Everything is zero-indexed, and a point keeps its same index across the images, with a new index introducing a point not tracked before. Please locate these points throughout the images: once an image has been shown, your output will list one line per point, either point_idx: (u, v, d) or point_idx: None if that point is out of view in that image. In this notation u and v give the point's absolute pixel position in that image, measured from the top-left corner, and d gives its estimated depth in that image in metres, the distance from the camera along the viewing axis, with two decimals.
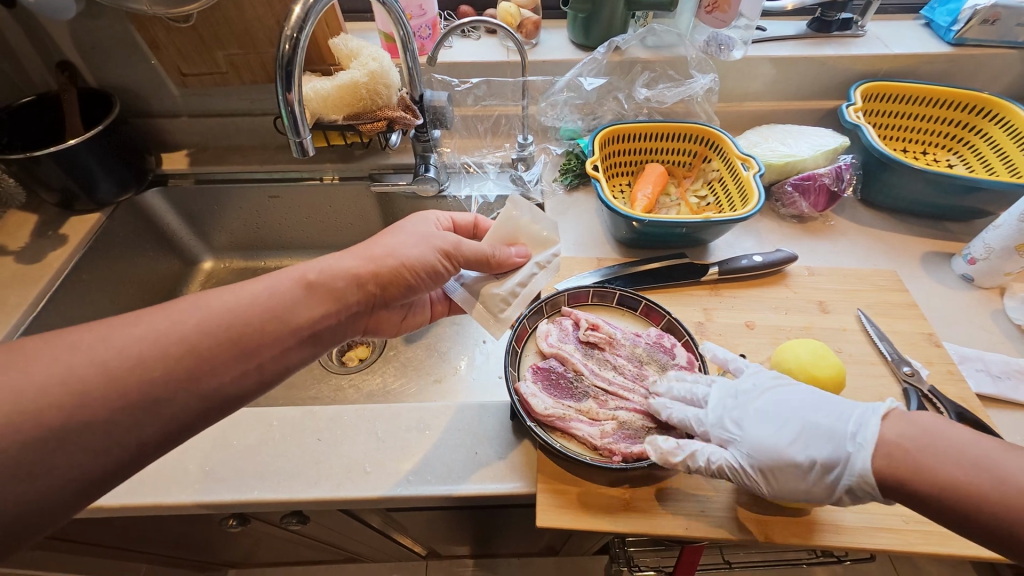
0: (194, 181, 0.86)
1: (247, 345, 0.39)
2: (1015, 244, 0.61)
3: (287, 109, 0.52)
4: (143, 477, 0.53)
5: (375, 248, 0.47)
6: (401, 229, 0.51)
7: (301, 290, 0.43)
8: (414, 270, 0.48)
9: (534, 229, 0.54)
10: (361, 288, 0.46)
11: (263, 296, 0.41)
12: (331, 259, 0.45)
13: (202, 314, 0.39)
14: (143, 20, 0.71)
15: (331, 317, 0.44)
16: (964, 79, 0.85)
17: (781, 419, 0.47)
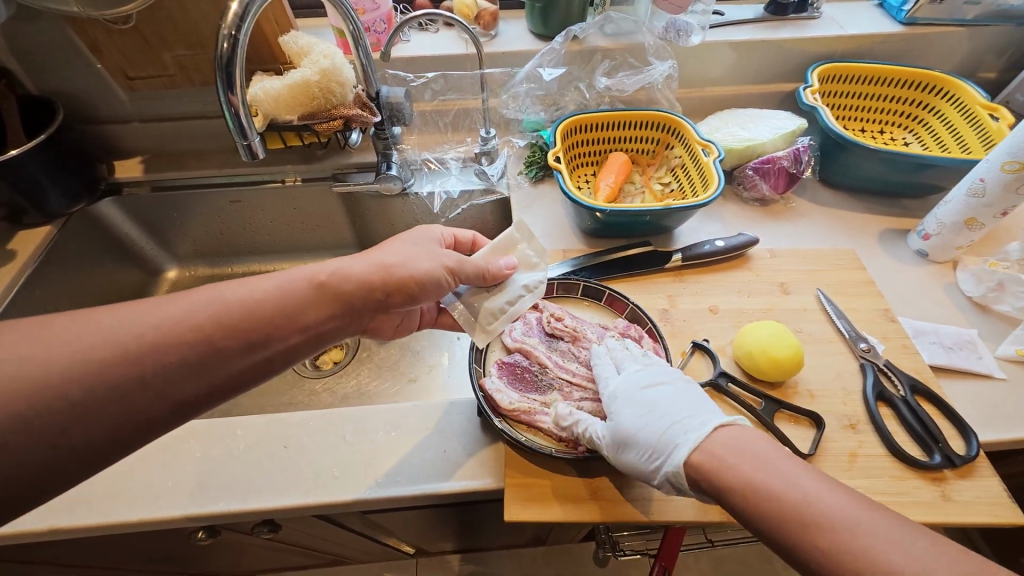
0: (150, 188, 0.84)
1: (248, 341, 0.39)
2: (964, 218, 0.63)
3: (232, 112, 0.51)
4: (104, 494, 0.51)
5: (384, 256, 0.46)
6: (410, 242, 0.50)
7: (312, 291, 0.42)
8: (422, 283, 0.47)
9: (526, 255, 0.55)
10: (370, 297, 0.44)
11: (276, 293, 0.41)
12: (343, 264, 0.44)
13: (204, 309, 0.38)
14: (82, 24, 0.69)
15: (335, 319, 0.43)
16: (917, 58, 0.87)
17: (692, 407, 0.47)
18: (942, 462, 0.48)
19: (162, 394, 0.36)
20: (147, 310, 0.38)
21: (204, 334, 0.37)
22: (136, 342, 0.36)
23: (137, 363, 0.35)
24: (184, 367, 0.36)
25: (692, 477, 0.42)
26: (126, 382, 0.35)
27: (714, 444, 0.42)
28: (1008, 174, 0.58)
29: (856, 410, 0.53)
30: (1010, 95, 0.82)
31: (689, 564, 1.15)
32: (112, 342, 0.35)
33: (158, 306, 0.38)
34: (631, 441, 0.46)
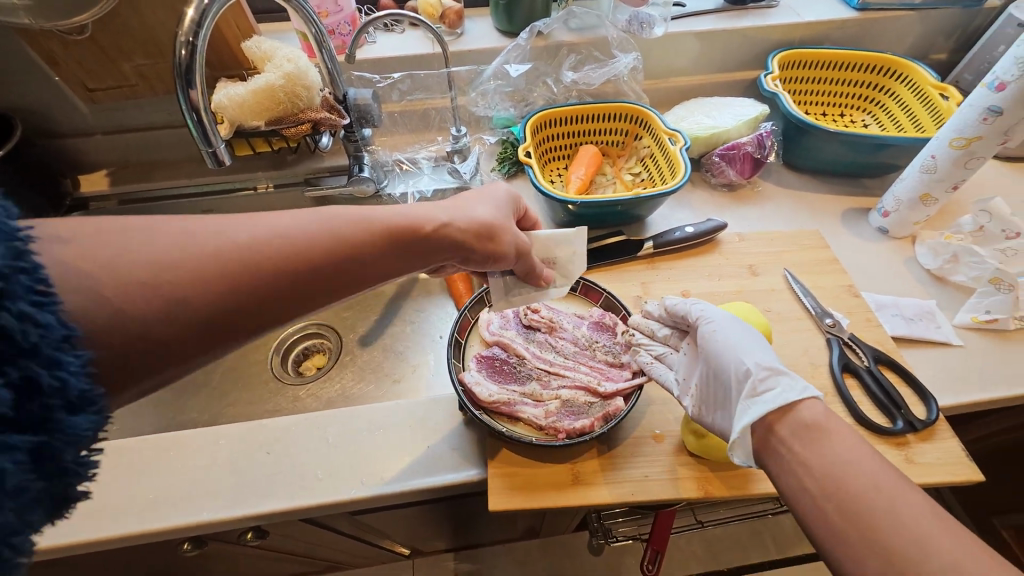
0: (117, 202, 0.82)
1: (322, 280, 0.38)
2: (919, 194, 0.66)
3: (195, 118, 0.50)
4: (87, 511, 0.51)
5: (482, 217, 0.49)
6: (501, 205, 0.52)
7: (414, 237, 0.44)
8: (501, 249, 0.50)
9: (567, 262, 0.56)
10: (453, 253, 0.48)
11: (382, 233, 0.42)
12: (446, 218, 0.47)
13: (289, 238, 0.37)
14: (35, 36, 0.67)
15: (408, 263, 0.44)
16: (871, 42, 0.90)
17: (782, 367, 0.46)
18: (904, 427, 0.50)
19: (236, 319, 0.35)
20: (223, 226, 0.36)
21: (284, 266, 0.36)
22: (221, 257, 0.34)
23: (222, 283, 0.34)
24: (261, 295, 0.35)
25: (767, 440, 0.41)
26: (212, 300, 0.33)
27: (815, 410, 0.41)
28: (956, 149, 0.60)
29: (824, 383, 0.55)
30: (959, 75, 0.86)
31: (681, 547, 1.17)
32: (198, 253, 0.33)
33: (238, 223, 0.36)
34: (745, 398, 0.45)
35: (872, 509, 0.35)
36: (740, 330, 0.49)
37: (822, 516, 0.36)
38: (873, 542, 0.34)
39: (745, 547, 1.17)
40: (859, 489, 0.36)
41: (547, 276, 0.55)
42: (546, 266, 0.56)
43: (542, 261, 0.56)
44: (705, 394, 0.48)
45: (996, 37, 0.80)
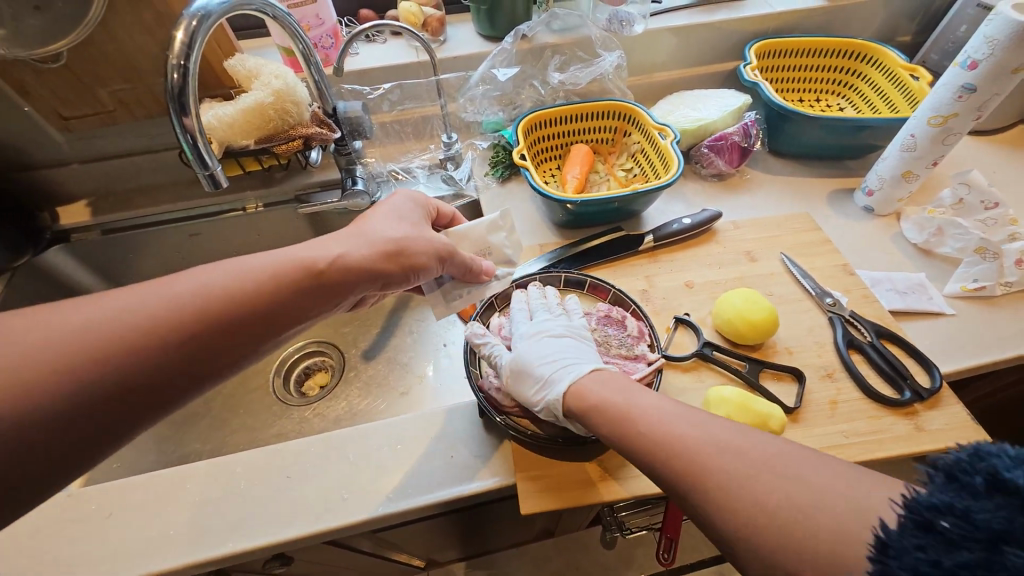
0: (100, 233, 0.79)
1: (240, 332, 0.39)
2: (901, 171, 0.69)
3: (189, 141, 0.49)
4: (99, 555, 0.49)
5: (385, 238, 0.47)
6: (404, 217, 0.51)
7: (308, 278, 0.42)
8: (417, 266, 0.49)
9: (501, 247, 0.58)
10: (368, 282, 0.46)
11: (270, 282, 0.41)
12: (341, 249, 0.45)
13: (188, 299, 0.38)
14: (5, 65, 0.65)
15: (321, 303, 0.44)
16: (841, 28, 0.93)
17: (579, 355, 0.51)
18: (911, 397, 0.52)
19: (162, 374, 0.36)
20: (136, 295, 0.37)
21: (191, 328, 0.37)
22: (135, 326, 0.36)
23: (143, 350, 0.35)
24: (185, 356, 0.37)
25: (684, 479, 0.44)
26: (141, 367, 0.35)
27: None
28: (934, 127, 0.63)
29: (831, 361, 0.57)
30: (926, 55, 0.89)
31: (693, 533, 1.19)
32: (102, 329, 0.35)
33: (142, 296, 0.37)
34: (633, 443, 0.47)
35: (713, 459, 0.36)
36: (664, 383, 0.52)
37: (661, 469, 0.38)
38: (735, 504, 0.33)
39: None
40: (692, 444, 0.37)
41: (485, 268, 0.54)
42: (484, 258, 0.57)
43: (478, 253, 0.57)
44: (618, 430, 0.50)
45: (959, 17, 0.83)
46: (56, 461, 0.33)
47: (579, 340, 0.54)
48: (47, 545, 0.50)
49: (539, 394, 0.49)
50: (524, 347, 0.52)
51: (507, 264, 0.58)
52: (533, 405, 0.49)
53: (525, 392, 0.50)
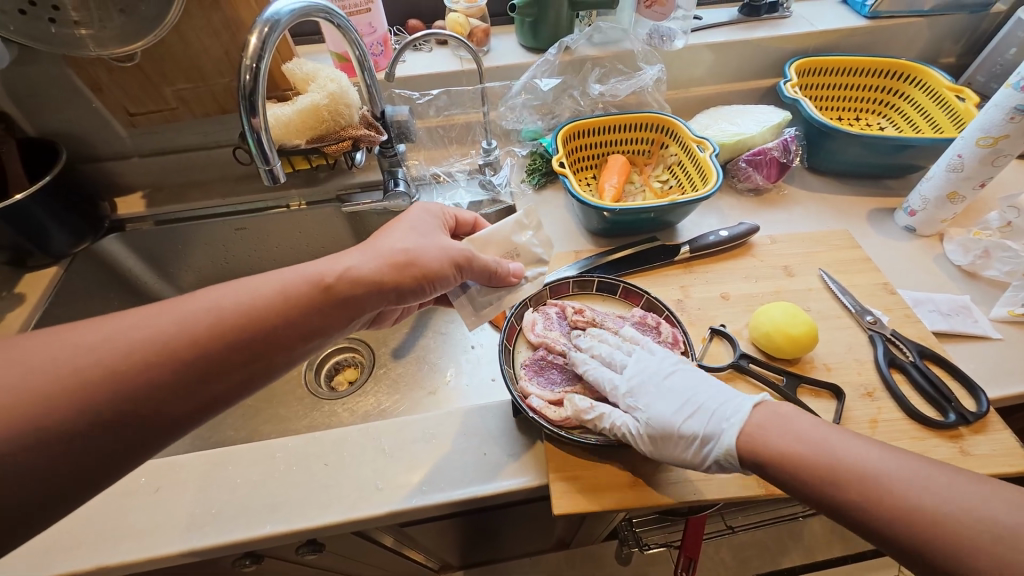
0: (154, 223, 0.83)
1: (264, 346, 0.41)
2: (947, 192, 0.68)
3: (254, 136, 0.52)
4: (146, 527, 0.51)
5: (395, 250, 0.48)
6: (417, 229, 0.51)
7: (321, 294, 0.43)
8: (431, 277, 0.49)
9: (529, 248, 0.57)
10: (381, 294, 0.46)
11: (285, 301, 0.42)
12: (352, 263, 0.45)
13: (210, 316, 0.39)
14: (83, 63, 0.69)
15: (334, 320, 0.44)
16: (884, 47, 0.92)
17: (714, 394, 0.51)
18: (956, 419, 0.51)
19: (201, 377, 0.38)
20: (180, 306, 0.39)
21: (217, 344, 0.39)
22: (177, 335, 0.38)
23: (180, 361, 0.37)
24: (220, 362, 0.39)
25: (740, 455, 0.46)
26: (180, 374, 0.37)
27: (757, 415, 0.47)
28: (984, 148, 0.62)
29: (871, 379, 0.56)
30: (972, 77, 0.89)
31: (711, 555, 1.16)
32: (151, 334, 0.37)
33: (182, 306, 0.39)
34: (671, 434, 0.48)
35: (875, 485, 0.38)
36: (687, 374, 0.53)
37: (790, 474, 0.42)
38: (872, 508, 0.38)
39: (774, 554, 1.16)
40: (838, 450, 0.40)
41: (513, 270, 0.54)
42: (511, 260, 0.56)
43: (506, 255, 0.56)
44: (657, 443, 0.49)
45: (1006, 40, 0.82)
46: (115, 455, 0.36)
47: (687, 368, 0.54)
48: (100, 514, 0.52)
49: (704, 455, 0.48)
50: (650, 403, 0.51)
51: (537, 263, 0.57)
52: (700, 465, 0.48)
53: (682, 453, 0.49)
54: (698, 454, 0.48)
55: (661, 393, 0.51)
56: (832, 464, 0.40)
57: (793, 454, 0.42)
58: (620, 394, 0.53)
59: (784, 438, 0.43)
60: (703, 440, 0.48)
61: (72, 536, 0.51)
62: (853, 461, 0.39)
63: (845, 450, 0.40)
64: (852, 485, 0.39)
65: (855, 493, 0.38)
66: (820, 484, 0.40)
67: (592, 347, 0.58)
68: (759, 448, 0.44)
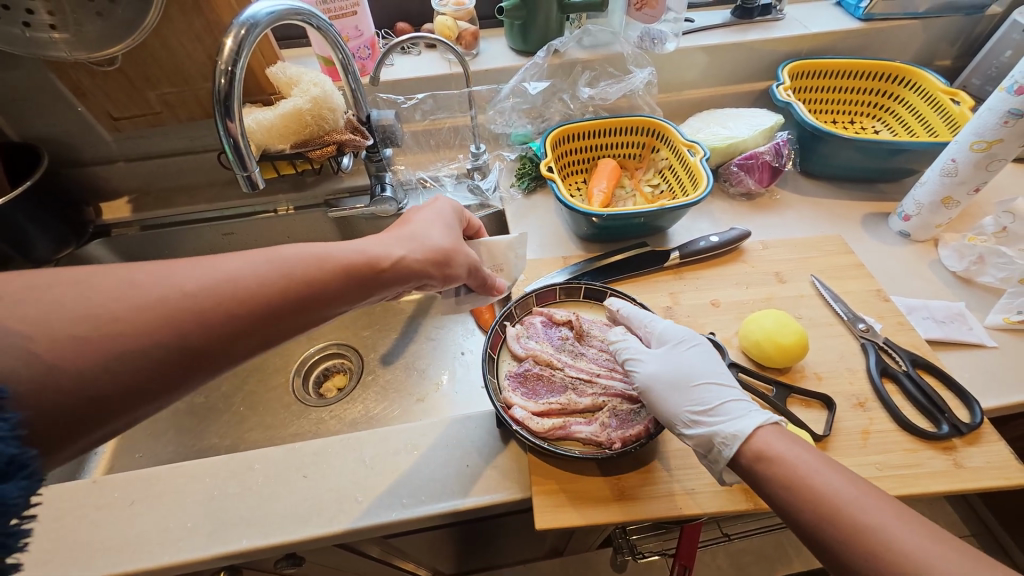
0: (139, 229, 0.82)
1: (305, 314, 0.41)
2: (940, 198, 0.67)
3: (231, 142, 0.51)
4: (120, 542, 0.50)
5: (437, 246, 0.49)
6: (444, 225, 0.52)
7: (367, 274, 0.44)
8: (456, 276, 0.51)
9: (515, 268, 0.60)
10: (414, 283, 0.48)
11: (342, 274, 0.42)
12: (402, 249, 0.47)
13: (239, 281, 0.38)
14: (64, 67, 0.68)
15: (365, 300, 0.45)
16: (878, 50, 0.91)
17: (710, 368, 0.52)
18: (950, 430, 0.50)
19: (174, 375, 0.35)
20: None
21: (216, 316, 0.36)
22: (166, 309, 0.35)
23: None
24: None
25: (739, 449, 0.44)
26: None
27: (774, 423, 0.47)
28: (978, 153, 0.61)
29: (863, 389, 0.55)
30: (967, 80, 0.88)
31: (707, 562, 1.15)
32: None
33: (186, 270, 0.37)
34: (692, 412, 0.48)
35: (846, 509, 0.37)
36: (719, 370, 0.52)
37: (770, 487, 0.41)
38: (831, 531, 0.37)
39: (771, 562, 1.14)
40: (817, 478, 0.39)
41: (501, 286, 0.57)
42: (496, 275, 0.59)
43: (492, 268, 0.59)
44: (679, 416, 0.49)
45: (1001, 42, 0.81)
46: None
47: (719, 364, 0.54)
48: (74, 529, 0.51)
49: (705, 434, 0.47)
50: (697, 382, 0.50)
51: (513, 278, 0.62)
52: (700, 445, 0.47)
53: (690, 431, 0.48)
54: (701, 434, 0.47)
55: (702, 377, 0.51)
56: (802, 477, 0.39)
57: (777, 464, 0.42)
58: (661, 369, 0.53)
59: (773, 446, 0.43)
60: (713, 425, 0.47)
61: (45, 550, 0.49)
62: (826, 485, 0.38)
63: (819, 470, 0.39)
64: (809, 499, 0.38)
65: (818, 513, 0.38)
66: (803, 505, 0.39)
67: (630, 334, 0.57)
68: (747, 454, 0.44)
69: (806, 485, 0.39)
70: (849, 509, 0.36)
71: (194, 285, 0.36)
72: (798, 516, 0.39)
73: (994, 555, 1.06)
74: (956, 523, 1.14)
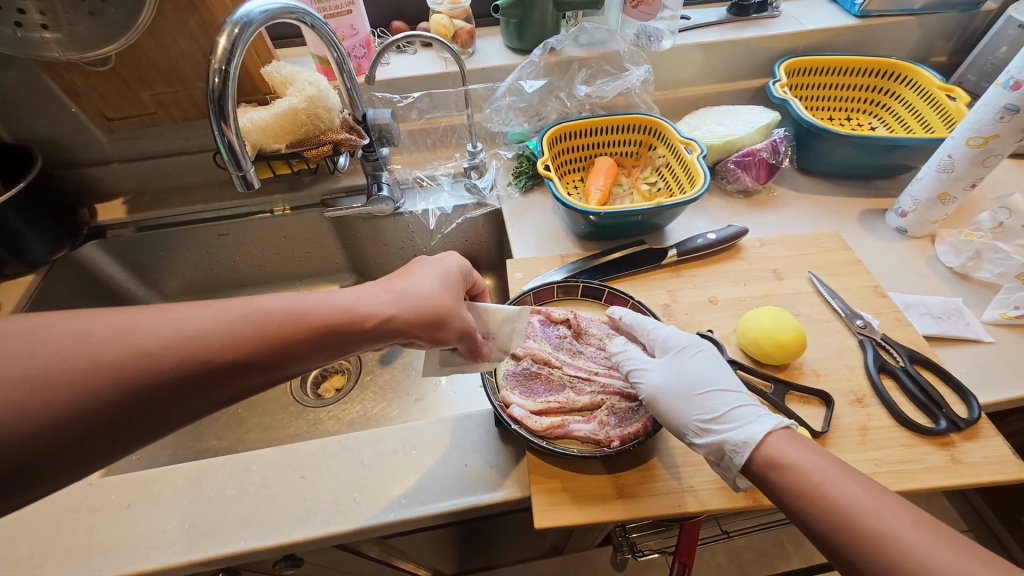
0: (135, 230, 0.82)
1: (281, 371, 0.39)
2: (937, 193, 0.67)
3: (225, 142, 0.51)
4: (117, 544, 0.50)
5: (430, 302, 0.45)
6: (444, 283, 0.48)
7: (346, 327, 0.40)
8: (449, 336, 0.47)
9: (507, 339, 0.53)
10: (400, 340, 0.44)
11: (321, 329, 0.39)
12: (392, 308, 0.43)
13: (213, 326, 0.35)
14: (57, 67, 0.68)
15: (342, 352, 0.41)
16: (874, 46, 0.91)
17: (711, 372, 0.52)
18: (947, 426, 0.50)
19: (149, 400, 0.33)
20: None
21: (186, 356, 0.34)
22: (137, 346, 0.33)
23: None
24: None
25: (751, 456, 0.44)
26: None
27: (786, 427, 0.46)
28: (974, 148, 0.61)
29: (861, 385, 0.55)
30: (962, 76, 0.88)
31: (706, 559, 1.15)
32: None
33: (155, 314, 0.35)
34: (686, 411, 0.49)
35: (861, 518, 0.36)
36: (722, 372, 0.52)
37: (785, 494, 0.41)
38: (846, 539, 0.37)
39: (771, 558, 1.14)
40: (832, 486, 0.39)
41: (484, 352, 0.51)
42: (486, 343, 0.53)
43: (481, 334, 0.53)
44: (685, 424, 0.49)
45: (997, 38, 0.81)
46: None
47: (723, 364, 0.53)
48: (72, 532, 0.50)
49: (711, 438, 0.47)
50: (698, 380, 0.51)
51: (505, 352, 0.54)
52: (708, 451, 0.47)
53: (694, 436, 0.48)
54: (707, 439, 0.47)
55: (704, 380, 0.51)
56: (817, 484, 0.39)
57: (793, 471, 0.41)
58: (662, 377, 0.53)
59: (789, 453, 0.43)
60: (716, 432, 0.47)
61: (42, 553, 0.49)
62: (841, 493, 0.38)
63: (834, 478, 0.39)
64: (824, 507, 0.38)
65: (833, 520, 0.38)
66: (817, 512, 0.39)
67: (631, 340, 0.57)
68: (768, 459, 0.43)
69: (821, 494, 0.39)
70: (864, 518, 0.36)
71: (164, 322, 0.34)
72: (812, 523, 0.39)
73: (992, 549, 1.06)
74: (954, 518, 1.14)
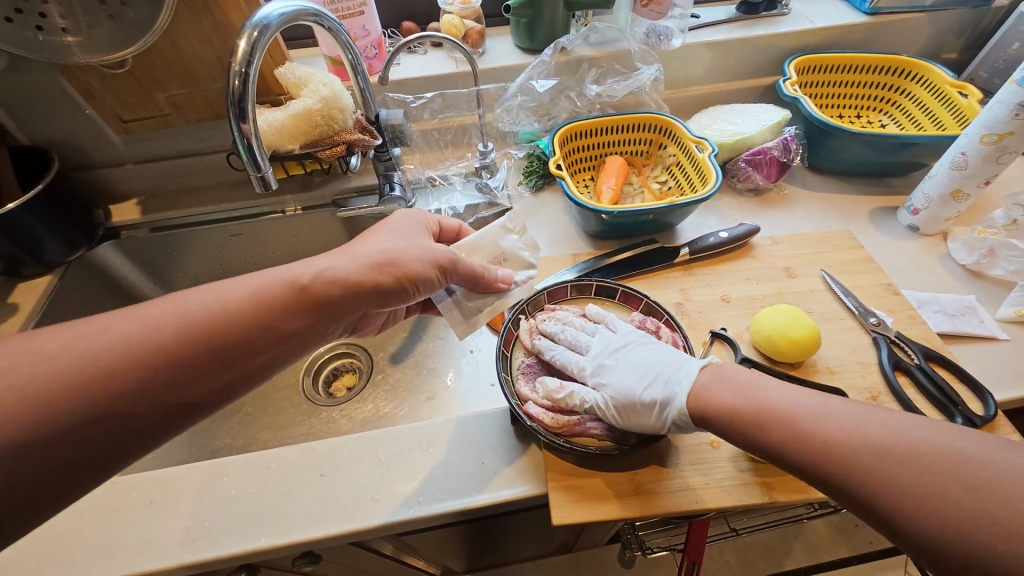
0: (148, 231, 0.83)
1: (249, 342, 0.40)
2: (949, 191, 0.67)
3: (245, 143, 0.51)
4: (140, 541, 0.50)
5: (375, 252, 0.47)
6: (400, 234, 0.51)
7: (293, 293, 0.42)
8: (412, 280, 0.48)
9: (517, 253, 0.56)
10: (362, 295, 0.45)
11: (263, 300, 0.41)
12: (329, 264, 0.44)
13: (167, 326, 0.38)
14: (74, 70, 0.69)
15: (310, 322, 0.43)
16: (884, 44, 0.91)
17: (672, 360, 0.51)
18: (963, 423, 0.50)
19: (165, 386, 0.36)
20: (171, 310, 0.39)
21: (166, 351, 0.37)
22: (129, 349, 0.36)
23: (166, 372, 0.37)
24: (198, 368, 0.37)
25: (693, 415, 0.46)
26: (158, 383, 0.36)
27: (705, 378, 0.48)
28: (987, 146, 0.61)
29: (876, 383, 0.55)
30: (974, 73, 0.87)
31: (715, 557, 1.15)
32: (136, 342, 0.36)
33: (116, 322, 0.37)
34: (632, 401, 0.49)
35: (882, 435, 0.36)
36: (644, 349, 0.53)
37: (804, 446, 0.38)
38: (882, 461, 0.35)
39: (779, 556, 1.14)
40: (838, 426, 0.37)
41: (501, 276, 0.53)
42: (500, 266, 0.55)
43: (493, 262, 0.55)
44: (626, 413, 0.49)
45: (1009, 35, 0.81)
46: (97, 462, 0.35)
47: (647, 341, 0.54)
48: (93, 529, 0.51)
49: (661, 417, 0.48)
50: (615, 376, 0.51)
51: (526, 268, 0.56)
52: (660, 429, 0.48)
53: (645, 421, 0.49)
54: (657, 419, 0.48)
55: (623, 366, 0.52)
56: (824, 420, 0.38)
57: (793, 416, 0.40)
58: (589, 373, 0.54)
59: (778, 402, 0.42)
60: (661, 405, 0.48)
61: (65, 550, 0.50)
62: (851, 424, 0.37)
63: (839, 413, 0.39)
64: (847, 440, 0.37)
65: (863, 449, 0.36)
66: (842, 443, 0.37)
67: (559, 330, 0.58)
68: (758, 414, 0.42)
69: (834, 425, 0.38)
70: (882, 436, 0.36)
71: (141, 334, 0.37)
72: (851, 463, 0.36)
73: None
74: None
